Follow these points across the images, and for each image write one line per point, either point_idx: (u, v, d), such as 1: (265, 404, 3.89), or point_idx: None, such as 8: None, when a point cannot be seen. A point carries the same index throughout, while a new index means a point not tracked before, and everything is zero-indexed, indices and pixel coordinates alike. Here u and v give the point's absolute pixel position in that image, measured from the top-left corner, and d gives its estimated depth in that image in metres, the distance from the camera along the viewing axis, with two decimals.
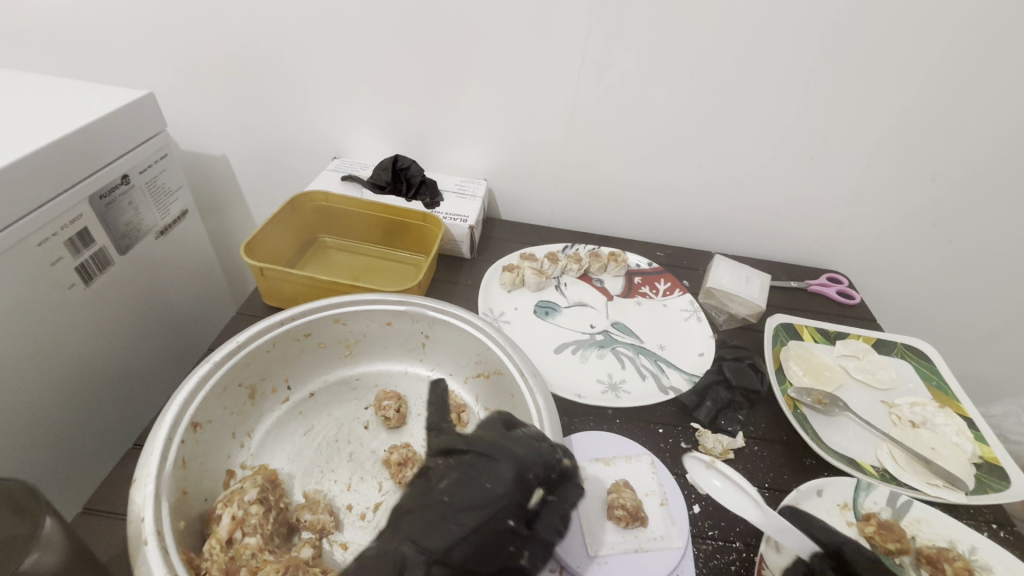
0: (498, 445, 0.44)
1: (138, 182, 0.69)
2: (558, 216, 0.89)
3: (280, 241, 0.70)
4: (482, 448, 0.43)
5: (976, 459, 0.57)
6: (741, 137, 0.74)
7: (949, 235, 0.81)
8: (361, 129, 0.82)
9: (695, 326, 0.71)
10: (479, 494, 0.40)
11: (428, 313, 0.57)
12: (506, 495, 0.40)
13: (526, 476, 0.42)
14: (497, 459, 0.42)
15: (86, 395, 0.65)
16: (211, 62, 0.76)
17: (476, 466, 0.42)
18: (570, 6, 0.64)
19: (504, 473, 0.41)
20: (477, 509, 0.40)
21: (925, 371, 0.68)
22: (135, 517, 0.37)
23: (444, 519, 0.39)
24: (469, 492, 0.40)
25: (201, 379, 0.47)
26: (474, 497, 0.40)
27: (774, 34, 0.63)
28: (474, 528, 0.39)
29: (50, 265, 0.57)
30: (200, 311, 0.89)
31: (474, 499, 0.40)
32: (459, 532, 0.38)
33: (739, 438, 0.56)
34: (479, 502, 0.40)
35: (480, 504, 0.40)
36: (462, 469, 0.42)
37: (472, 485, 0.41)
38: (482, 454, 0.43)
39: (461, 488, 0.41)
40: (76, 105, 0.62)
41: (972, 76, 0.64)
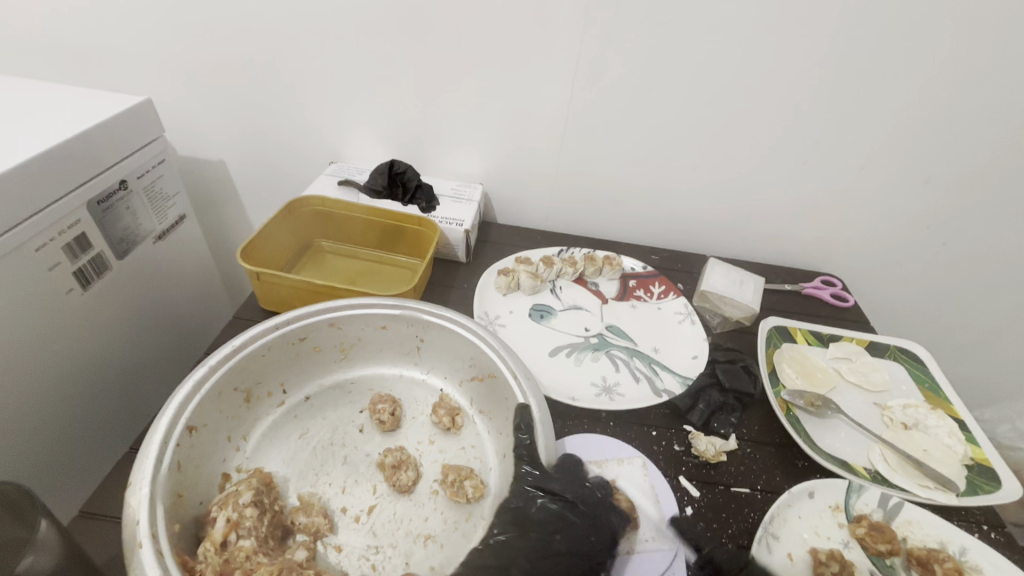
0: (594, 500, 0.46)
1: (136, 187, 0.69)
2: (553, 219, 0.90)
3: (277, 245, 0.71)
4: (583, 499, 0.45)
5: (967, 461, 0.57)
6: (734, 141, 0.74)
7: (942, 238, 0.82)
8: (358, 134, 0.82)
9: (689, 329, 0.71)
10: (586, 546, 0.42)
11: (423, 317, 0.58)
12: (604, 548, 0.43)
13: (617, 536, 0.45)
14: (599, 513, 0.45)
15: (83, 399, 0.65)
16: (210, 69, 0.77)
17: (581, 520, 0.44)
18: (564, 12, 0.65)
19: (607, 531, 0.44)
20: (579, 558, 0.42)
21: (918, 373, 0.68)
22: (130, 519, 0.38)
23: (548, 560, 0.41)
24: (572, 544, 0.42)
25: (197, 383, 0.47)
26: (580, 546, 0.42)
27: (766, 38, 0.64)
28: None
29: (48, 269, 0.57)
30: (197, 315, 0.90)
31: (580, 550, 0.42)
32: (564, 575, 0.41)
33: (731, 440, 0.56)
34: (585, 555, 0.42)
35: (578, 553, 0.42)
36: (565, 516, 0.44)
37: (577, 535, 0.43)
38: (586, 509, 0.45)
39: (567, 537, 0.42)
40: (74, 110, 0.62)
41: (963, 79, 0.65)
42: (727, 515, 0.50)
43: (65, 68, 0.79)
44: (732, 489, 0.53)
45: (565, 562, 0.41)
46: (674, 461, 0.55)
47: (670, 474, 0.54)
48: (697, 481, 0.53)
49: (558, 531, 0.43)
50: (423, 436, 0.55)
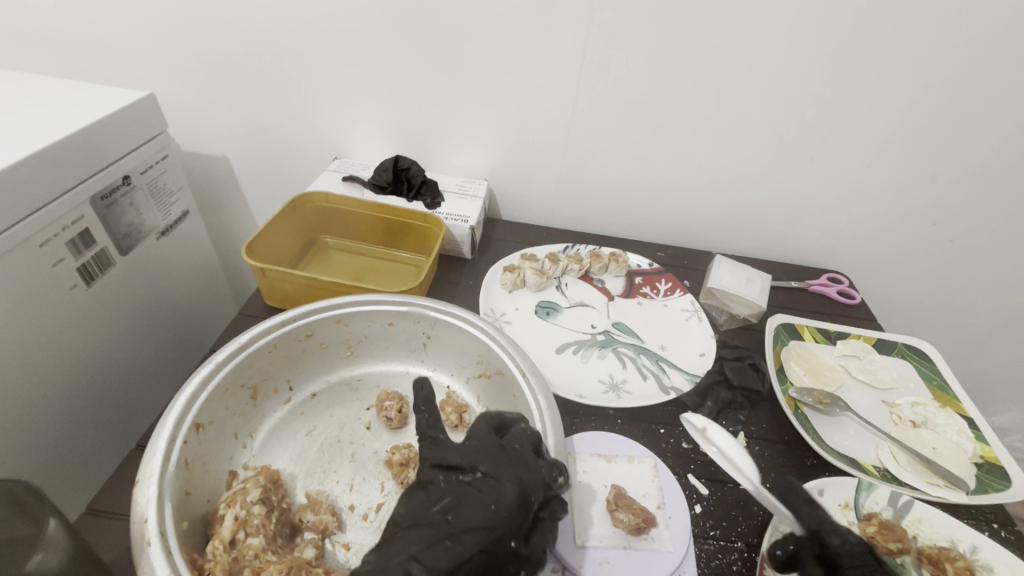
0: (500, 466, 0.41)
1: (139, 183, 0.69)
2: (558, 216, 0.89)
3: (282, 242, 0.71)
4: (483, 467, 0.41)
5: (977, 460, 0.57)
6: (742, 137, 0.74)
7: (949, 235, 0.81)
8: (362, 129, 0.82)
9: (696, 326, 0.71)
10: (486, 519, 0.38)
11: (429, 314, 0.57)
12: (512, 517, 0.39)
13: (528, 497, 0.40)
14: (500, 478, 0.40)
15: (89, 397, 0.65)
16: (210, 63, 0.76)
17: (479, 487, 0.40)
18: (570, 6, 0.64)
19: (508, 494, 0.39)
20: (480, 533, 0.38)
21: (926, 371, 0.68)
22: (138, 518, 0.37)
23: (440, 537, 0.37)
24: (469, 513, 0.38)
25: (204, 380, 0.47)
26: (479, 520, 0.38)
27: (777, 34, 0.64)
28: (474, 555, 0.37)
29: (52, 266, 0.57)
30: (201, 311, 0.89)
31: (479, 523, 0.38)
32: (462, 551, 0.37)
33: (739, 438, 0.57)
34: (489, 527, 0.38)
35: (481, 527, 0.38)
36: (460, 490, 0.40)
37: (475, 508, 0.39)
38: (486, 476, 0.41)
39: (465, 509, 0.39)
40: (79, 105, 0.62)
41: (975, 75, 0.64)
42: (736, 513, 0.50)
43: (68, 64, 0.78)
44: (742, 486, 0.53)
45: (460, 537, 0.37)
46: (682, 458, 0.55)
47: (677, 471, 0.53)
48: (705, 479, 0.53)
49: (453, 509, 0.39)
50: None
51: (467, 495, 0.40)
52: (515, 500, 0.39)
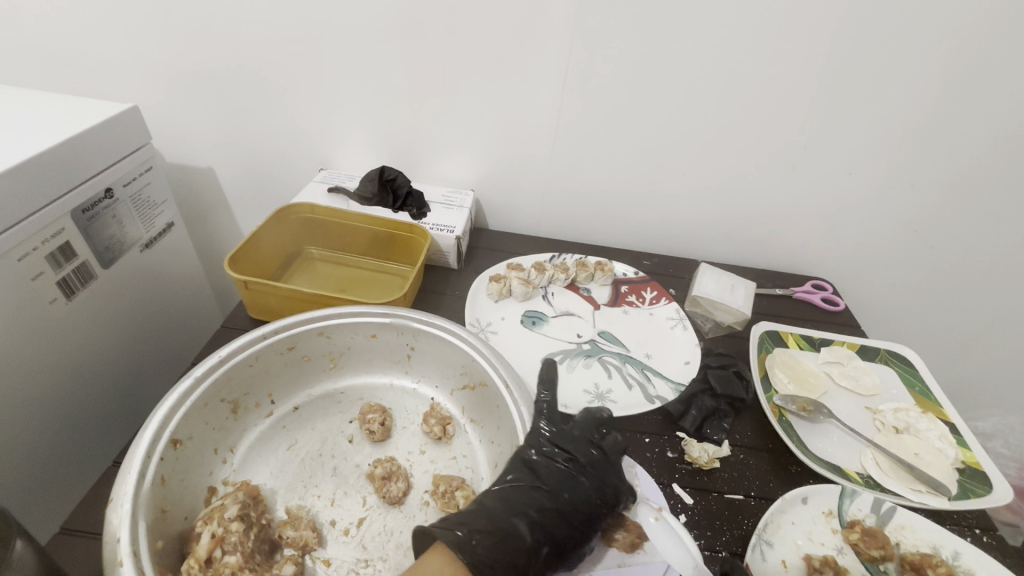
0: (603, 465, 0.48)
1: (122, 196, 0.69)
2: (545, 225, 0.90)
3: (266, 254, 0.70)
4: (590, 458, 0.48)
5: (958, 464, 0.58)
6: (724, 146, 0.75)
7: (930, 242, 0.83)
8: (348, 141, 0.82)
9: (681, 334, 0.71)
10: (589, 499, 0.46)
11: (413, 325, 0.57)
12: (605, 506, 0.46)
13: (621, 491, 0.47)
14: (603, 474, 0.48)
15: (67, 414, 0.64)
16: (197, 76, 0.76)
17: (586, 476, 0.47)
18: (553, 20, 0.65)
19: (608, 487, 0.47)
20: (583, 512, 0.45)
21: (908, 376, 0.68)
22: (111, 538, 0.37)
23: (553, 507, 0.45)
24: (580, 497, 0.46)
25: (182, 396, 0.46)
26: (586, 501, 0.45)
27: (756, 45, 0.65)
28: (574, 532, 0.44)
29: (31, 279, 0.56)
30: (185, 323, 0.89)
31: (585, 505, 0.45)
32: (567, 527, 0.44)
33: (724, 446, 0.56)
34: (592, 508, 0.45)
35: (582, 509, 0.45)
36: (571, 473, 0.47)
37: (583, 490, 0.46)
38: (594, 469, 0.48)
39: (577, 489, 0.46)
40: (62, 117, 0.62)
41: (949, 84, 0.66)
42: (721, 522, 0.50)
43: (50, 76, 0.78)
44: (725, 496, 0.53)
45: (569, 517, 0.44)
46: (667, 468, 0.54)
47: (661, 480, 0.53)
48: (691, 488, 0.53)
49: (567, 489, 0.46)
50: (414, 446, 0.55)
51: (578, 477, 0.47)
52: (613, 490, 0.47)
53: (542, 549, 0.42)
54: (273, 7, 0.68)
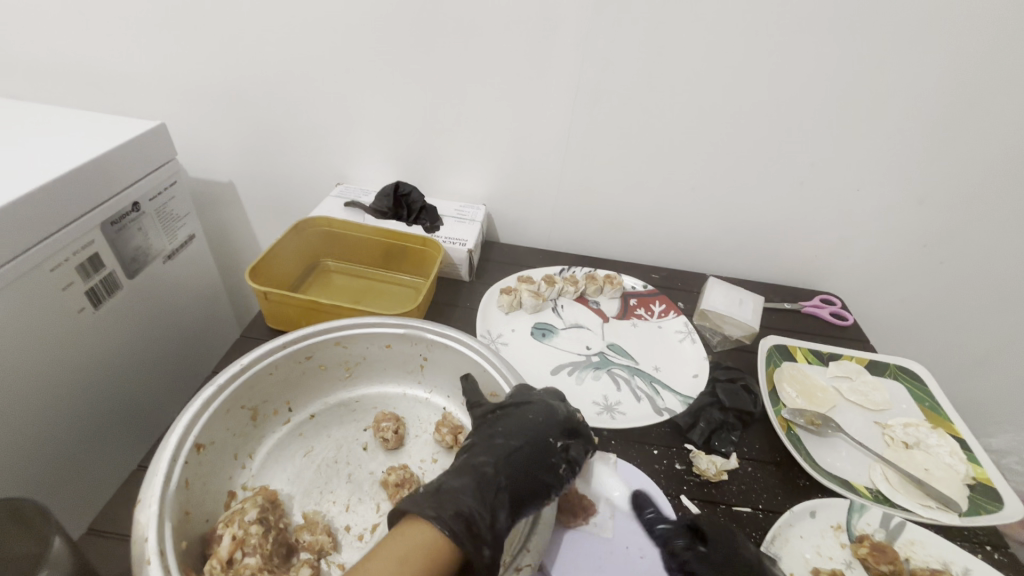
0: (538, 400, 0.50)
1: (148, 209, 0.72)
2: (555, 238, 0.91)
3: (285, 266, 0.73)
4: (515, 398, 0.51)
5: (969, 481, 0.57)
6: (732, 162, 0.76)
7: (939, 257, 0.83)
8: (364, 156, 0.84)
9: (690, 348, 0.72)
10: (528, 429, 0.48)
11: (427, 336, 0.59)
12: (545, 436, 0.48)
13: (556, 421, 0.49)
14: (535, 404, 0.50)
15: (93, 420, 0.67)
16: (220, 94, 0.80)
17: (517, 413, 0.49)
18: (563, 41, 0.68)
19: (539, 414, 0.49)
20: (523, 441, 0.47)
21: (918, 392, 0.68)
22: (139, 537, 0.38)
23: (493, 443, 0.47)
24: (518, 428, 0.48)
25: (205, 402, 0.48)
26: (523, 430, 0.48)
27: (761, 65, 0.67)
28: (520, 454, 0.46)
29: (62, 289, 0.59)
30: (203, 331, 0.91)
31: (522, 433, 0.47)
32: (506, 452, 0.46)
33: (733, 459, 0.57)
34: (536, 444, 0.47)
35: (526, 440, 0.47)
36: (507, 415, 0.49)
37: (520, 421, 0.49)
38: (521, 403, 0.50)
39: (507, 430, 0.48)
40: (94, 134, 0.65)
41: (953, 103, 0.67)
42: None
43: (84, 96, 0.82)
44: (734, 508, 0.53)
45: (510, 441, 0.47)
46: (675, 480, 0.55)
47: (670, 492, 0.54)
48: (699, 501, 0.53)
49: (504, 425, 0.48)
50: (427, 454, 0.56)
51: (506, 420, 0.49)
52: (551, 420, 0.49)
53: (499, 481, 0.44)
54: (294, 29, 0.72)
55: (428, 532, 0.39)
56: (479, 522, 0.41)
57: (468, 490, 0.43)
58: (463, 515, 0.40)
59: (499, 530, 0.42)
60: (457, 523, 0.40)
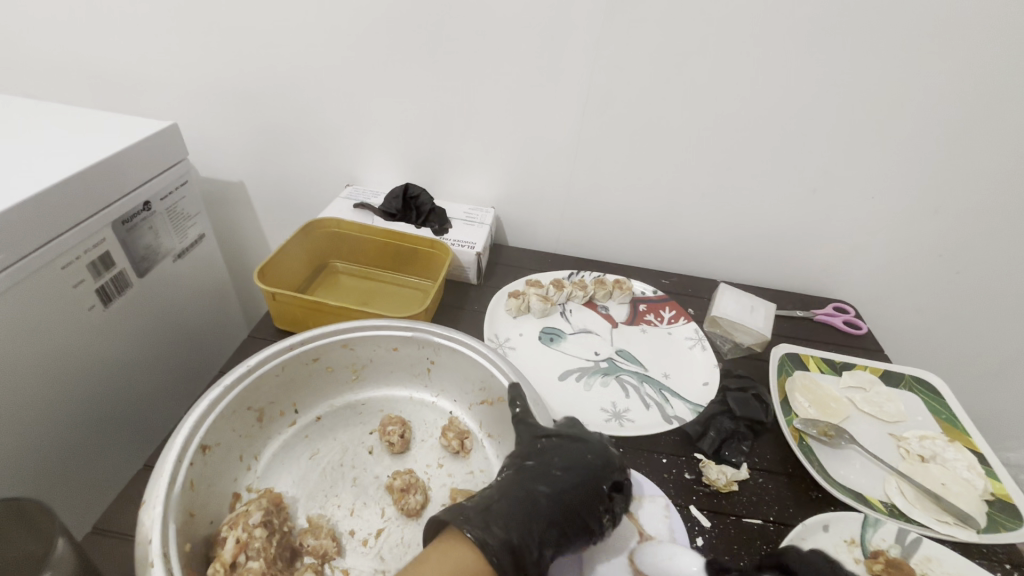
0: (592, 441, 0.50)
1: (159, 209, 0.72)
2: (563, 242, 0.91)
3: (293, 266, 0.72)
4: (569, 433, 0.50)
5: (988, 496, 0.56)
6: (743, 166, 0.75)
7: (956, 266, 0.81)
8: (373, 158, 0.84)
9: (700, 355, 0.71)
10: (581, 466, 0.47)
11: (434, 339, 0.58)
12: (597, 477, 0.47)
13: (609, 466, 0.48)
14: (592, 445, 0.49)
15: (100, 417, 0.67)
16: (232, 94, 0.80)
17: (568, 446, 0.48)
18: (575, 44, 0.67)
19: (594, 454, 0.48)
20: (576, 480, 0.46)
21: (934, 404, 0.67)
22: (143, 539, 0.38)
23: (546, 471, 0.46)
24: (571, 463, 0.47)
25: (212, 403, 0.48)
26: (576, 465, 0.47)
27: (775, 69, 0.66)
28: (572, 489, 0.45)
29: (72, 287, 0.59)
30: (211, 330, 0.91)
31: (575, 468, 0.46)
32: (558, 485, 0.45)
33: (743, 469, 0.56)
34: (587, 484, 0.46)
35: (580, 477, 0.46)
36: (558, 447, 0.48)
37: (572, 456, 0.48)
38: (575, 438, 0.49)
39: (562, 463, 0.47)
40: (105, 134, 0.66)
41: (972, 109, 0.66)
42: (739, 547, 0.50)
43: (98, 94, 0.83)
44: (744, 520, 0.52)
45: (564, 474, 0.46)
46: (685, 489, 0.54)
47: (678, 501, 0.53)
48: (708, 512, 0.52)
49: (557, 457, 0.47)
50: (432, 459, 0.55)
51: (562, 454, 0.47)
52: (604, 463, 0.48)
53: (546, 514, 0.43)
54: (308, 30, 0.72)
55: (471, 553, 0.40)
56: (525, 554, 0.41)
57: (516, 518, 0.42)
58: (509, 544, 0.41)
59: (542, 563, 0.42)
60: (504, 554, 0.40)
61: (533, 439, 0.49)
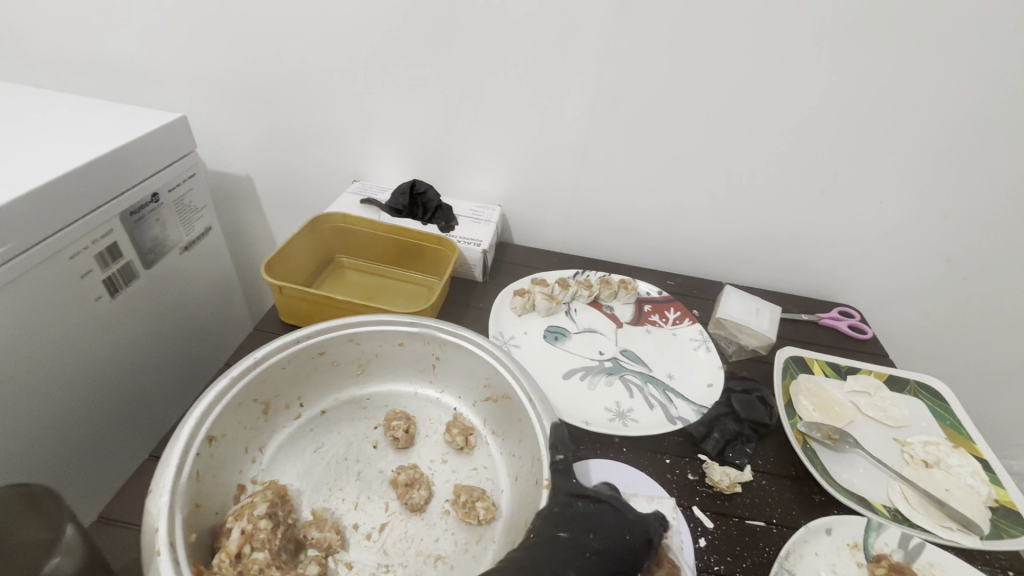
0: (631, 510, 0.45)
1: (167, 201, 0.72)
2: (569, 241, 0.91)
3: (300, 260, 0.73)
4: (611, 501, 0.45)
5: (991, 503, 0.56)
6: (751, 168, 0.75)
7: (962, 273, 0.81)
8: (380, 154, 0.84)
9: (704, 356, 0.71)
10: (618, 542, 0.42)
11: (440, 335, 0.58)
12: (634, 555, 0.43)
13: (649, 537, 0.44)
14: (631, 516, 0.45)
15: (103, 410, 0.67)
16: (242, 88, 0.80)
17: (604, 517, 0.44)
18: (586, 43, 0.67)
19: (635, 528, 0.44)
20: (613, 559, 0.41)
21: (939, 410, 0.67)
22: (149, 528, 0.38)
23: (581, 549, 0.41)
24: (607, 539, 0.42)
25: (219, 394, 0.48)
26: (615, 541, 0.42)
27: (785, 72, 0.66)
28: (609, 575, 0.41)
29: (79, 277, 0.59)
30: (215, 325, 0.91)
31: (613, 544, 0.42)
32: (594, 566, 0.40)
33: (746, 471, 0.56)
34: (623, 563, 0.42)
35: (617, 554, 0.42)
36: (592, 516, 0.44)
37: (611, 529, 0.43)
38: (616, 508, 0.45)
39: (601, 540, 0.42)
40: (116, 125, 0.66)
41: (982, 115, 0.66)
42: (741, 549, 0.50)
43: (108, 85, 0.83)
44: (746, 521, 0.52)
45: (602, 555, 0.41)
46: (688, 490, 0.54)
47: (681, 502, 0.53)
48: (711, 512, 0.52)
49: (594, 530, 0.42)
50: (436, 455, 0.55)
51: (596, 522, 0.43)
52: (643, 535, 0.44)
53: None
54: (318, 24, 0.72)
55: None
56: None
57: None
58: None
59: None
60: None
61: (569, 499, 0.45)
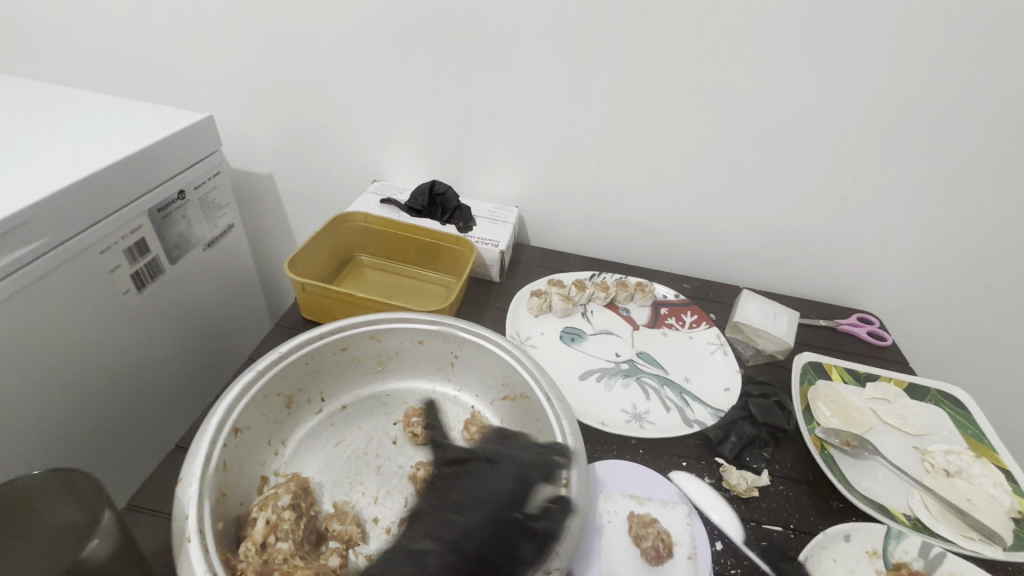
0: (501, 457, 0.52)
1: (192, 198, 0.74)
2: (586, 243, 0.91)
3: (321, 258, 0.74)
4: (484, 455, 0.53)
5: (1015, 514, 0.55)
6: (771, 172, 0.75)
7: (985, 280, 0.80)
8: (401, 154, 0.86)
9: (721, 360, 0.71)
10: (487, 488, 0.49)
11: (459, 334, 0.59)
12: (509, 493, 0.48)
13: (527, 474, 0.49)
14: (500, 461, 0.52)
15: (129, 400, 0.69)
16: (266, 89, 0.82)
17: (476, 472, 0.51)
18: (607, 46, 0.68)
19: (505, 473, 0.50)
20: (485, 503, 0.48)
21: (961, 419, 0.66)
22: (180, 515, 0.39)
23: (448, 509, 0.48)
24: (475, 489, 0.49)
25: (244, 387, 0.49)
26: (485, 490, 0.49)
27: (807, 76, 0.66)
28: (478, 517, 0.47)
29: (110, 271, 0.61)
30: (235, 321, 0.92)
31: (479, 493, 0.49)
32: (458, 520, 0.47)
33: (764, 476, 0.56)
34: (494, 502, 0.48)
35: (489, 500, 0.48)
36: (463, 474, 0.52)
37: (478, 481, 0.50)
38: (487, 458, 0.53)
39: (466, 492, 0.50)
40: (145, 124, 0.68)
41: (1009, 121, 0.65)
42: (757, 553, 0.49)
43: (137, 85, 0.85)
44: (763, 526, 0.52)
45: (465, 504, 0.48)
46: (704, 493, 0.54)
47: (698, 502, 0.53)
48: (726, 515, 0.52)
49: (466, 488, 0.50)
50: None
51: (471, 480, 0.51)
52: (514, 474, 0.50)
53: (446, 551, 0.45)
54: (343, 27, 0.73)
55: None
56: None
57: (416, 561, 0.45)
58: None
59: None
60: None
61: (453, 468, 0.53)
